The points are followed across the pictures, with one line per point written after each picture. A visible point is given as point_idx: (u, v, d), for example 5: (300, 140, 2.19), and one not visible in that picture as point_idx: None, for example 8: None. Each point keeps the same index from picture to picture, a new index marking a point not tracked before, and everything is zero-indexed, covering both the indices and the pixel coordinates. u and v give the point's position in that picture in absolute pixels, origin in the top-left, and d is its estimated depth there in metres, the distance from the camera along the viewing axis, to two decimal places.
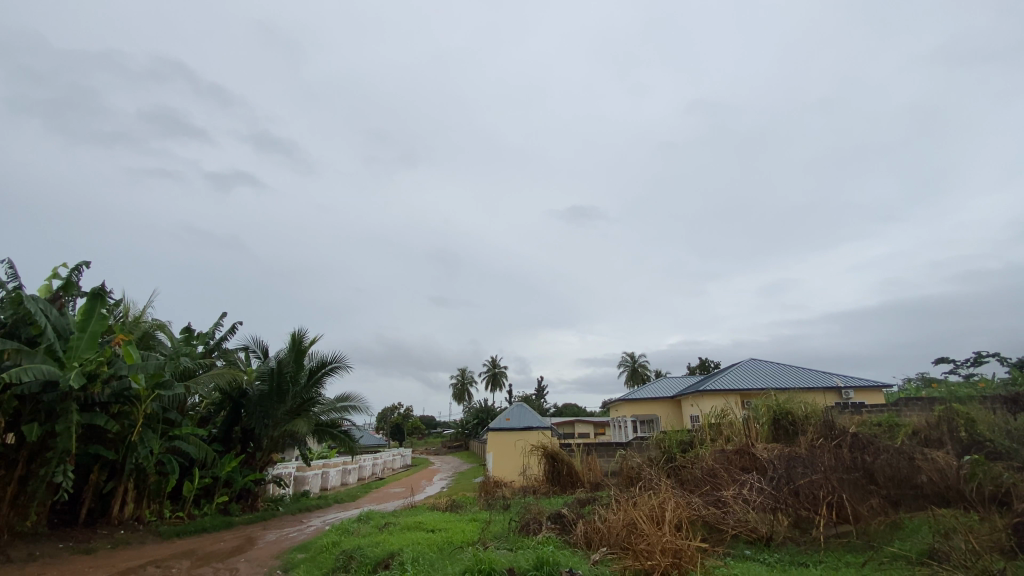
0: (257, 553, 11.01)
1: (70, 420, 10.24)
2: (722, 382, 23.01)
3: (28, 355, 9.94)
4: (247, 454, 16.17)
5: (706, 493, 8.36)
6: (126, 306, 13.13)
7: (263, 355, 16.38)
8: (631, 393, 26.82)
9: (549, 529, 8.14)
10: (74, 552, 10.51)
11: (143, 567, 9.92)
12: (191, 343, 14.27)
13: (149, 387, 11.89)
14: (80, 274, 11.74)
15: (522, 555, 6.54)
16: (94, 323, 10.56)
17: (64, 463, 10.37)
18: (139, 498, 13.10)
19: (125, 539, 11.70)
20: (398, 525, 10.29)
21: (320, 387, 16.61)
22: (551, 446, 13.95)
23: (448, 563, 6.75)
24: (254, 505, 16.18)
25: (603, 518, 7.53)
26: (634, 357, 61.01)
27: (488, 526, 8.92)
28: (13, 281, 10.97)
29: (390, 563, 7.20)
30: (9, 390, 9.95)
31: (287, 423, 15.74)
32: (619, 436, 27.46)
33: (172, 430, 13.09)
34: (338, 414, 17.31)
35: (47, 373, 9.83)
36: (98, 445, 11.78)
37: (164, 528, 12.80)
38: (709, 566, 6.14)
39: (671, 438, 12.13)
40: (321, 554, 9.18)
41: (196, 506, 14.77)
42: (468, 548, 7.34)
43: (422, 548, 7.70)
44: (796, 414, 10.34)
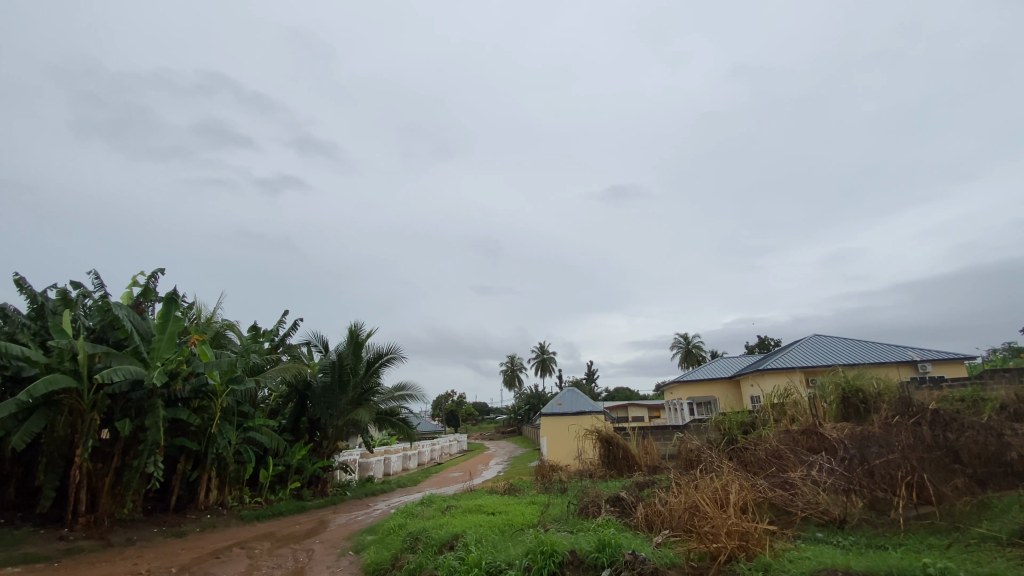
0: (329, 535, 11.65)
1: (157, 415, 11.12)
2: (783, 360, 22.07)
3: (116, 357, 10.87)
4: (315, 443, 17.06)
5: (771, 475, 8.10)
6: (198, 308, 14.09)
7: (325, 349, 17.18)
8: (686, 375, 26.24)
9: (609, 512, 8.15)
10: (167, 535, 11.51)
11: (229, 548, 10.76)
12: (259, 341, 15.16)
13: (223, 382, 12.77)
14: (156, 281, 12.69)
15: (583, 537, 6.60)
16: (171, 326, 11.39)
17: (154, 454, 11.32)
18: (221, 485, 14.13)
19: (211, 523, 12.68)
20: (459, 508, 10.58)
21: (378, 377, 17.28)
22: (605, 430, 13.89)
23: (512, 544, 6.90)
24: (324, 490, 17.12)
25: (664, 501, 7.45)
26: (687, 339, 59.70)
27: (546, 509, 9.01)
28: (100, 290, 12.01)
29: (455, 544, 7.44)
30: (101, 390, 10.91)
31: (350, 413, 16.50)
32: (671, 418, 27.88)
33: (247, 422, 14.00)
34: (396, 402, 17.98)
35: (134, 373, 10.72)
36: (183, 437, 12.75)
37: (245, 512, 13.78)
38: (779, 549, 5.97)
39: (730, 420, 11.83)
40: (388, 535, 9.60)
41: (272, 491, 15.76)
42: (529, 531, 7.47)
43: (484, 530, 7.90)
44: (867, 391, 9.80)
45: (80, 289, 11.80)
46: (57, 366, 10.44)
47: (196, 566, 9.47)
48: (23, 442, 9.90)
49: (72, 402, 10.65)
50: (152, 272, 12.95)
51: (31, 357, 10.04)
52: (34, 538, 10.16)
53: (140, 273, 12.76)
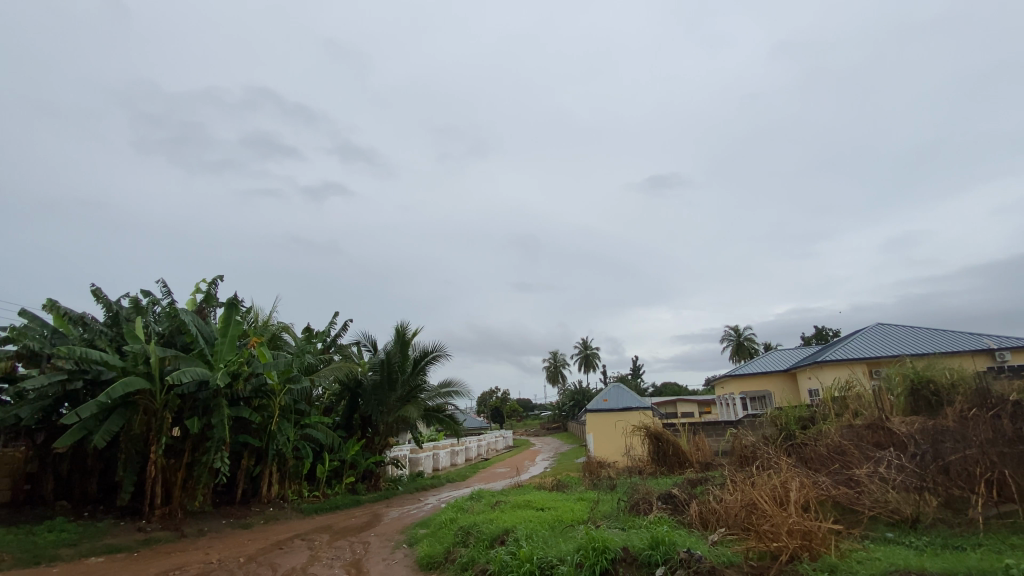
0: (384, 529, 11.99)
1: (222, 414, 11.79)
2: (843, 351, 20.96)
3: (184, 359, 11.60)
4: (367, 439, 17.61)
5: (834, 472, 7.73)
6: (255, 312, 14.81)
7: (373, 348, 17.70)
8: (737, 369, 25.40)
9: (661, 509, 8.01)
10: (234, 527, 12.21)
11: (291, 540, 11.28)
12: (312, 341, 15.79)
13: (281, 382, 13.40)
14: (217, 287, 13.44)
15: (635, 534, 6.51)
16: (232, 329, 12.04)
17: (220, 451, 12.02)
18: (282, 480, 14.83)
19: (274, 516, 13.35)
20: (508, 503, 10.65)
21: (425, 375, 17.64)
22: (654, 427, 13.60)
23: (563, 540, 6.91)
24: (377, 485, 17.68)
25: (719, 499, 7.25)
26: (737, 331, 57.67)
27: (596, 506, 8.95)
28: (168, 297, 12.85)
29: (505, 539, 7.51)
30: (172, 391, 11.67)
31: (399, 409, 16.97)
32: (723, 414, 27.05)
33: (303, 419, 14.65)
34: (443, 399, 18.33)
35: (201, 374, 11.40)
36: (246, 434, 13.45)
37: (304, 506, 14.43)
38: (845, 549, 5.69)
39: (788, 415, 11.35)
40: (440, 529, 9.80)
41: (329, 485, 16.39)
42: (580, 527, 7.45)
43: (534, 526, 7.92)
44: (940, 382, 9.19)
45: (149, 297, 12.65)
46: (132, 369, 11.23)
47: (262, 557, 9.98)
48: (103, 440, 10.70)
49: (146, 403, 11.43)
50: (213, 279, 13.73)
51: (109, 361, 10.85)
52: (115, 529, 10.99)
53: (202, 280, 13.55)
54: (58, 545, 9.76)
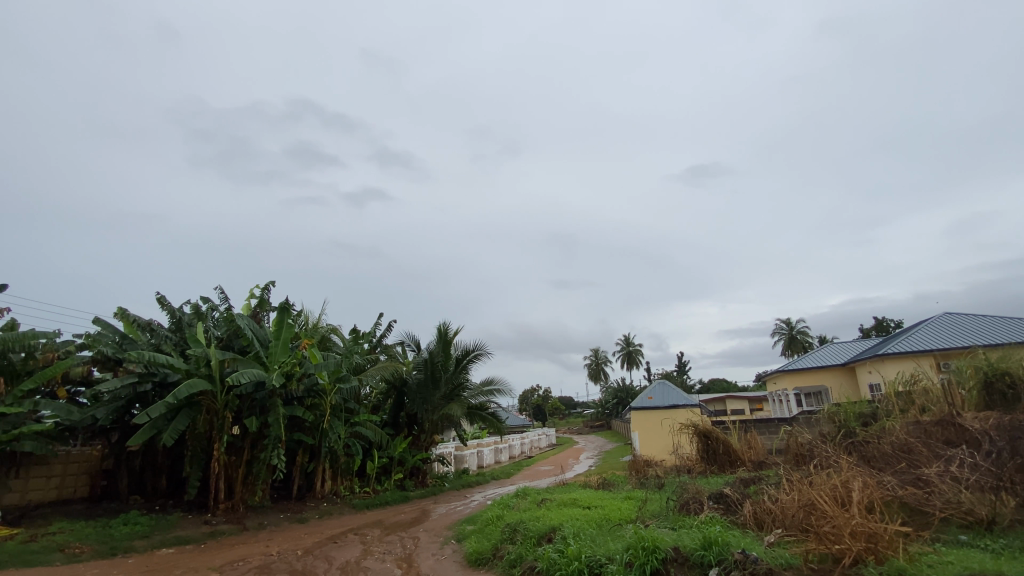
0: (432, 524, 12.22)
1: (277, 412, 12.33)
2: (907, 342, 19.75)
3: (242, 361, 12.21)
4: (413, 436, 18.00)
5: (900, 471, 7.30)
6: (305, 315, 15.39)
7: (417, 348, 18.06)
8: (790, 364, 24.39)
9: (712, 509, 7.80)
10: (292, 521, 12.76)
11: (344, 534, 11.67)
12: (359, 342, 16.28)
13: (331, 381, 13.90)
14: (270, 292, 14.06)
15: (686, 534, 6.37)
16: (285, 331, 12.57)
17: (277, 448, 12.58)
18: (335, 476, 15.36)
19: (328, 511, 13.86)
20: (554, 501, 10.62)
21: (468, 374, 17.86)
22: (702, 425, 13.21)
23: (611, 539, 6.83)
24: (424, 481, 18.04)
25: (774, 499, 6.99)
26: (789, 324, 55.31)
27: (644, 505, 8.79)
28: (225, 303, 13.55)
29: (553, 537, 7.50)
30: (231, 391, 12.30)
31: (443, 407, 17.28)
32: (777, 411, 26.01)
33: (353, 417, 15.14)
34: (485, 397, 18.51)
35: (257, 375, 11.97)
36: (300, 432, 14.01)
37: (356, 501, 14.90)
38: (914, 552, 5.36)
39: (847, 412, 10.80)
40: (488, 526, 9.89)
41: (378, 482, 16.85)
42: (629, 526, 7.35)
43: (581, 524, 7.87)
44: (1017, 374, 8.52)
45: (208, 303, 13.37)
46: (195, 371, 11.91)
47: (318, 550, 10.40)
48: (171, 438, 11.40)
49: (208, 402, 12.08)
50: (266, 285, 14.38)
51: (174, 364, 11.54)
52: (184, 522, 11.69)
53: (256, 286, 14.21)
54: (132, 537, 10.46)
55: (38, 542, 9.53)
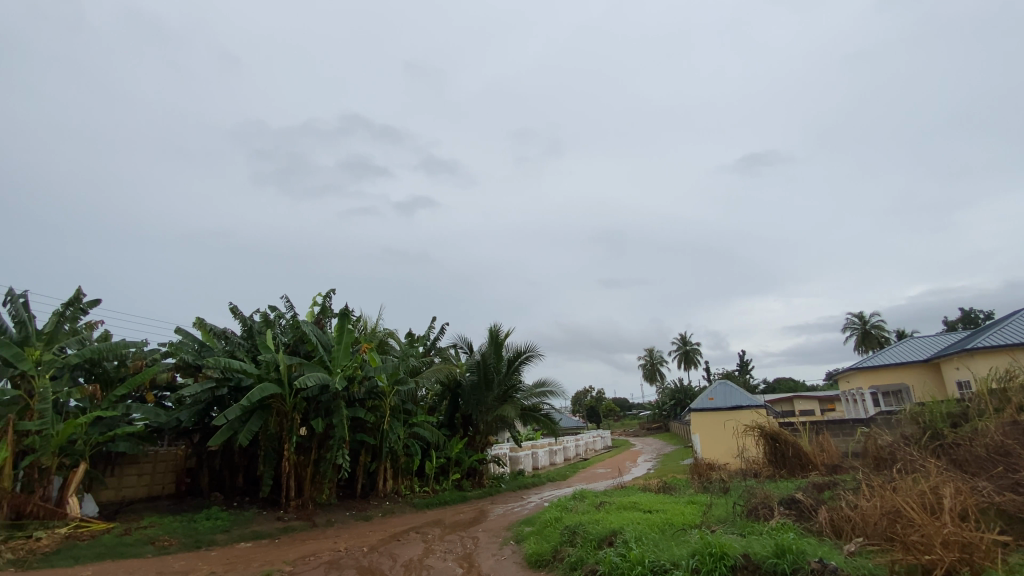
0: (490, 525, 12.31)
1: (341, 414, 12.87)
2: (1000, 335, 18.00)
3: (308, 365, 12.83)
4: (469, 437, 18.25)
5: (997, 476, 6.65)
6: (364, 320, 15.97)
7: (470, 350, 18.32)
8: (864, 361, 22.85)
9: (783, 515, 7.42)
10: (357, 518, 13.26)
11: (407, 533, 12.00)
12: (414, 345, 16.70)
13: (390, 384, 14.35)
14: (331, 299, 14.70)
15: (757, 541, 6.08)
16: (346, 336, 13.13)
17: (342, 448, 13.11)
18: (396, 475, 15.82)
19: (391, 509, 14.30)
20: (613, 504, 10.43)
21: (520, 375, 17.93)
22: (769, 426, 12.59)
23: (675, 544, 6.63)
24: (481, 482, 18.26)
25: (853, 505, 6.56)
26: (861, 319, 51.78)
27: (709, 509, 8.48)
28: (291, 311, 14.28)
29: (614, 541, 7.37)
30: (299, 394, 12.93)
31: (497, 408, 17.44)
32: (851, 412, 24.41)
33: (411, 418, 15.56)
34: (538, 398, 18.47)
35: (322, 379, 12.54)
36: (362, 433, 14.54)
37: (417, 500, 15.29)
38: (1018, 564, 4.88)
39: (933, 411, 9.97)
40: (546, 528, 9.86)
41: (437, 481, 17.20)
42: (694, 531, 7.11)
43: (643, 528, 7.69)
44: None
45: (276, 311, 14.15)
46: (266, 375, 12.63)
47: (382, 547, 10.73)
48: (247, 438, 12.13)
49: (278, 405, 12.78)
50: (327, 292, 15.03)
51: (248, 369, 12.29)
52: (259, 518, 12.40)
53: (318, 294, 14.90)
54: (214, 531, 11.20)
55: (132, 535, 10.39)
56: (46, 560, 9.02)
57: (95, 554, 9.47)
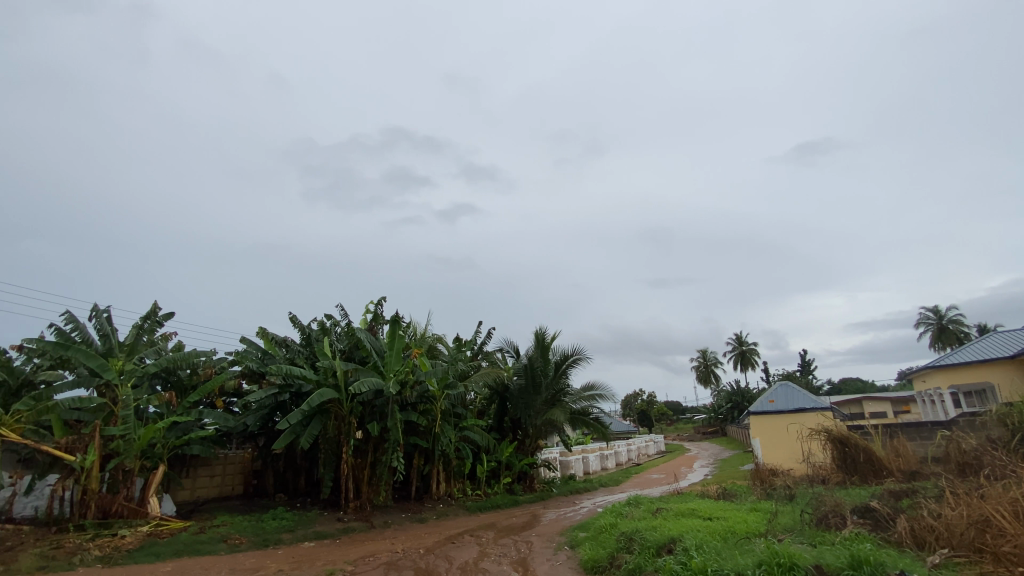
0: (544, 529, 12.28)
1: (395, 418, 13.23)
2: None
3: (362, 371, 13.27)
4: (518, 441, 18.28)
5: None
6: (413, 326, 16.34)
7: (516, 353, 18.39)
8: (941, 359, 21.19)
9: (858, 524, 6.97)
10: (412, 520, 13.55)
11: (461, 535, 12.13)
12: (462, 350, 16.93)
13: (440, 388, 14.61)
14: (382, 306, 15.16)
15: (829, 551, 5.76)
16: (397, 342, 13.50)
17: (396, 451, 13.45)
18: (448, 478, 16.05)
19: (445, 512, 14.52)
20: (671, 511, 10.14)
21: (568, 378, 17.80)
22: (836, 429, 11.89)
23: (739, 553, 6.35)
24: (532, 486, 18.24)
25: (936, 514, 6.10)
26: (937, 314, 48.10)
27: (775, 517, 8.10)
28: (345, 318, 14.83)
29: (673, 548, 7.17)
30: (354, 399, 13.37)
31: (546, 412, 17.41)
32: (928, 414, 22.70)
33: (462, 422, 15.77)
34: (587, 402, 18.23)
35: (376, 384, 12.94)
36: (415, 436, 14.86)
37: (469, 504, 15.46)
38: None
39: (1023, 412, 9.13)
40: (602, 534, 9.71)
41: (489, 485, 17.30)
42: (759, 540, 6.80)
43: (704, 536, 7.44)
44: None
45: (332, 319, 14.72)
46: (324, 381, 13.15)
47: (438, 549, 10.88)
48: (308, 441, 12.66)
49: (336, 409, 13.27)
50: (378, 300, 15.51)
51: (307, 375, 12.85)
52: (321, 519, 12.90)
53: (370, 301, 15.40)
54: (280, 531, 11.72)
55: (206, 534, 11.03)
56: (130, 557, 9.71)
57: (173, 551, 10.11)
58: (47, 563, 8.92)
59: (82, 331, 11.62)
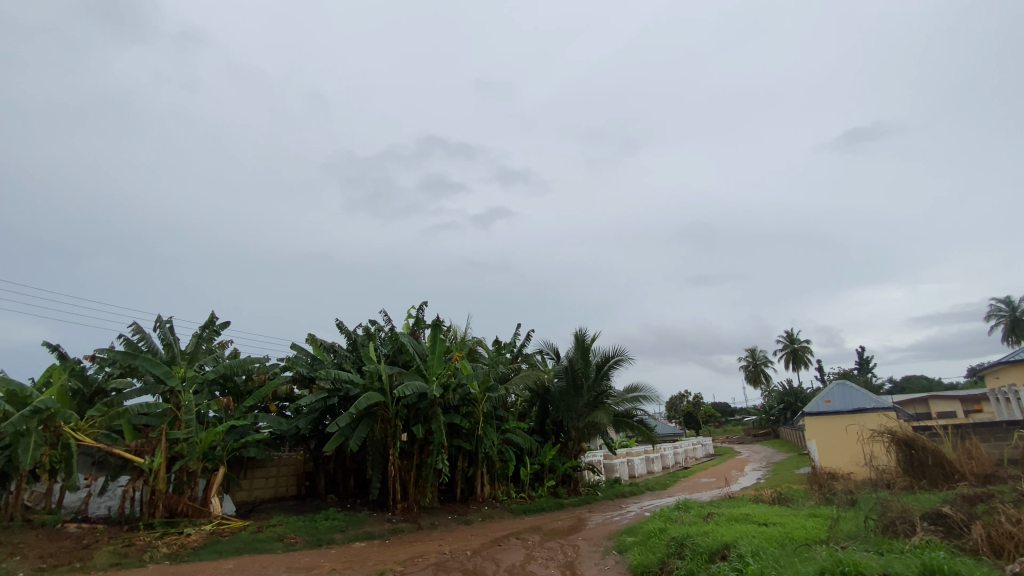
0: (591, 533, 12.15)
1: (439, 420, 13.41)
2: None
3: (406, 374, 13.54)
4: (561, 444, 18.16)
5: None
6: (454, 329, 16.54)
7: (556, 355, 18.30)
8: (1016, 354, 19.66)
9: (928, 531, 6.55)
10: (458, 522, 13.70)
11: (507, 538, 12.16)
12: (502, 352, 16.99)
13: (482, 390, 14.70)
14: (423, 311, 15.43)
15: (898, 559, 5.44)
16: (439, 346, 13.68)
17: (441, 453, 13.62)
18: (493, 480, 16.12)
19: (490, 514, 14.59)
20: (723, 515, 9.82)
21: (610, 380, 17.56)
22: (901, 430, 11.22)
23: (799, 560, 6.08)
24: (577, 489, 18.09)
25: (1018, 521, 5.65)
26: (1010, 306, 44.68)
27: (836, 524, 7.71)
28: (388, 323, 15.18)
29: (727, 555, 6.94)
30: (399, 402, 13.63)
31: (589, 414, 17.23)
32: (1003, 414, 21.10)
33: (504, 424, 15.82)
34: (631, 404, 17.93)
35: (419, 387, 13.18)
36: (459, 439, 15.00)
37: (514, 506, 15.47)
38: None
39: None
40: (651, 539, 9.52)
41: (533, 488, 17.25)
42: (820, 547, 6.48)
43: (761, 542, 7.17)
44: None
45: (376, 324, 15.09)
46: (370, 385, 13.49)
47: (485, 551, 10.93)
48: (357, 444, 13.01)
49: (382, 412, 13.57)
50: (419, 305, 15.79)
51: (354, 380, 13.22)
52: (371, 520, 13.21)
53: (412, 306, 15.69)
54: (332, 531, 12.09)
55: (264, 533, 11.52)
56: (195, 554, 10.24)
57: (234, 549, 10.61)
58: (120, 560, 9.53)
59: (148, 340, 12.38)
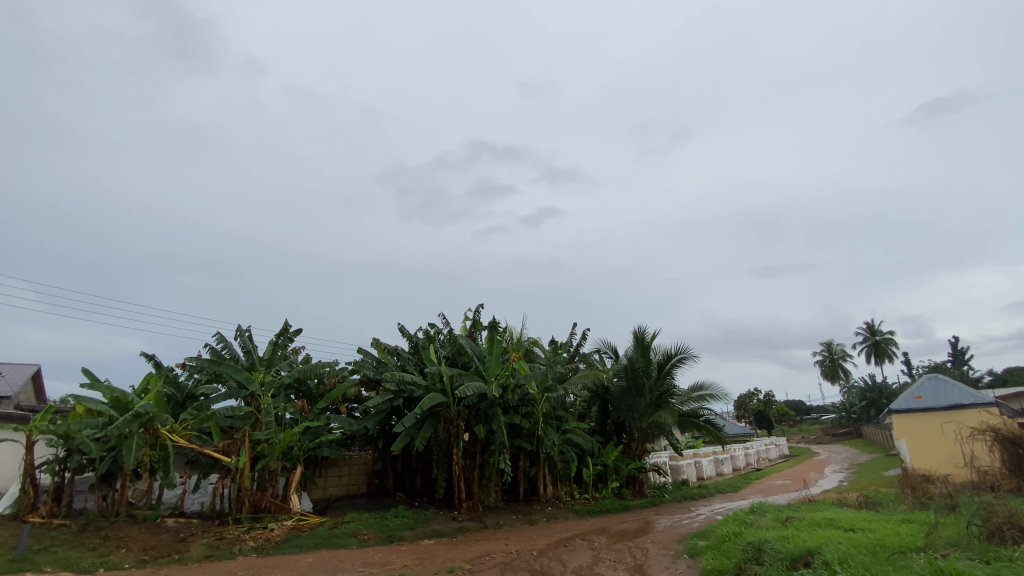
0: (659, 536, 11.82)
1: (499, 421, 13.55)
2: None
3: (465, 376, 13.78)
4: (624, 445, 17.80)
5: None
6: (510, 330, 16.65)
7: (615, 354, 17.97)
8: None
9: None
10: (522, 522, 13.77)
11: (573, 538, 12.10)
12: (559, 352, 16.91)
13: (541, 391, 14.68)
14: (479, 313, 15.64)
15: (1011, 569, 4.91)
16: (496, 347, 13.81)
17: (503, 453, 13.74)
18: (555, 481, 16.08)
19: (554, 515, 14.55)
20: (803, 520, 9.25)
21: (673, 378, 17.01)
22: (1008, 428, 10.10)
23: (893, 570, 5.63)
24: (642, 491, 17.69)
25: None
26: None
27: (934, 530, 7.06)
28: (446, 326, 15.53)
29: (811, 561, 6.54)
30: (460, 403, 13.89)
31: (652, 414, 16.80)
32: None
33: (564, 425, 15.74)
34: (696, 403, 17.32)
35: (479, 388, 13.37)
36: (520, 439, 15.07)
37: (579, 507, 15.33)
38: None
39: None
40: (724, 543, 9.13)
41: (596, 489, 17.03)
42: (917, 555, 5.96)
43: (848, 548, 6.70)
44: None
45: (435, 327, 15.47)
46: (432, 386, 13.85)
47: (551, 552, 10.90)
48: (422, 443, 13.39)
49: (444, 412, 13.88)
50: (476, 307, 16.02)
51: (417, 381, 13.62)
52: (438, 518, 13.53)
53: (469, 309, 15.95)
54: (402, 528, 12.51)
55: (339, 529, 12.09)
56: (279, 548, 10.91)
57: (313, 544, 11.21)
58: (213, 552, 10.30)
59: (230, 348, 13.34)
